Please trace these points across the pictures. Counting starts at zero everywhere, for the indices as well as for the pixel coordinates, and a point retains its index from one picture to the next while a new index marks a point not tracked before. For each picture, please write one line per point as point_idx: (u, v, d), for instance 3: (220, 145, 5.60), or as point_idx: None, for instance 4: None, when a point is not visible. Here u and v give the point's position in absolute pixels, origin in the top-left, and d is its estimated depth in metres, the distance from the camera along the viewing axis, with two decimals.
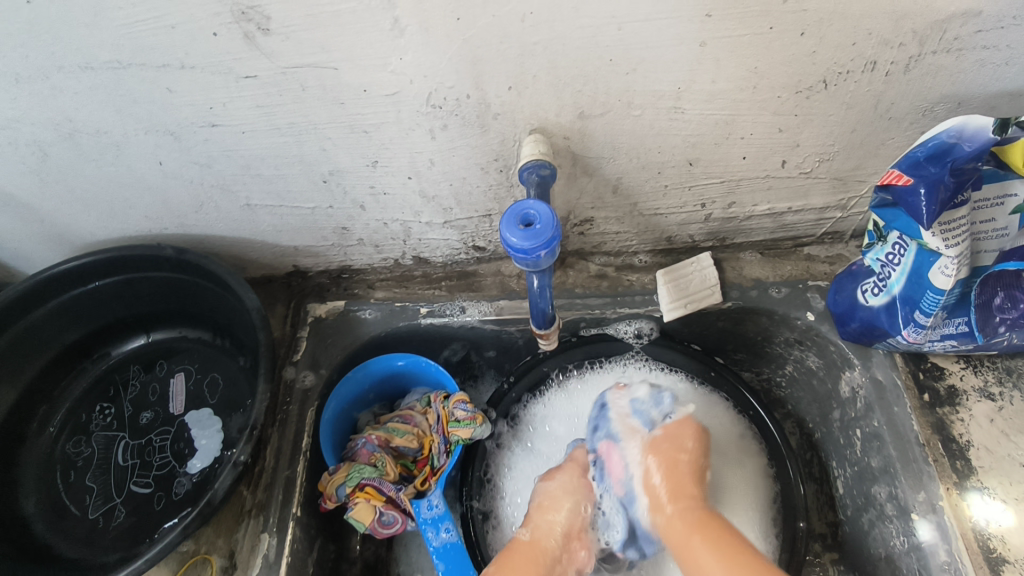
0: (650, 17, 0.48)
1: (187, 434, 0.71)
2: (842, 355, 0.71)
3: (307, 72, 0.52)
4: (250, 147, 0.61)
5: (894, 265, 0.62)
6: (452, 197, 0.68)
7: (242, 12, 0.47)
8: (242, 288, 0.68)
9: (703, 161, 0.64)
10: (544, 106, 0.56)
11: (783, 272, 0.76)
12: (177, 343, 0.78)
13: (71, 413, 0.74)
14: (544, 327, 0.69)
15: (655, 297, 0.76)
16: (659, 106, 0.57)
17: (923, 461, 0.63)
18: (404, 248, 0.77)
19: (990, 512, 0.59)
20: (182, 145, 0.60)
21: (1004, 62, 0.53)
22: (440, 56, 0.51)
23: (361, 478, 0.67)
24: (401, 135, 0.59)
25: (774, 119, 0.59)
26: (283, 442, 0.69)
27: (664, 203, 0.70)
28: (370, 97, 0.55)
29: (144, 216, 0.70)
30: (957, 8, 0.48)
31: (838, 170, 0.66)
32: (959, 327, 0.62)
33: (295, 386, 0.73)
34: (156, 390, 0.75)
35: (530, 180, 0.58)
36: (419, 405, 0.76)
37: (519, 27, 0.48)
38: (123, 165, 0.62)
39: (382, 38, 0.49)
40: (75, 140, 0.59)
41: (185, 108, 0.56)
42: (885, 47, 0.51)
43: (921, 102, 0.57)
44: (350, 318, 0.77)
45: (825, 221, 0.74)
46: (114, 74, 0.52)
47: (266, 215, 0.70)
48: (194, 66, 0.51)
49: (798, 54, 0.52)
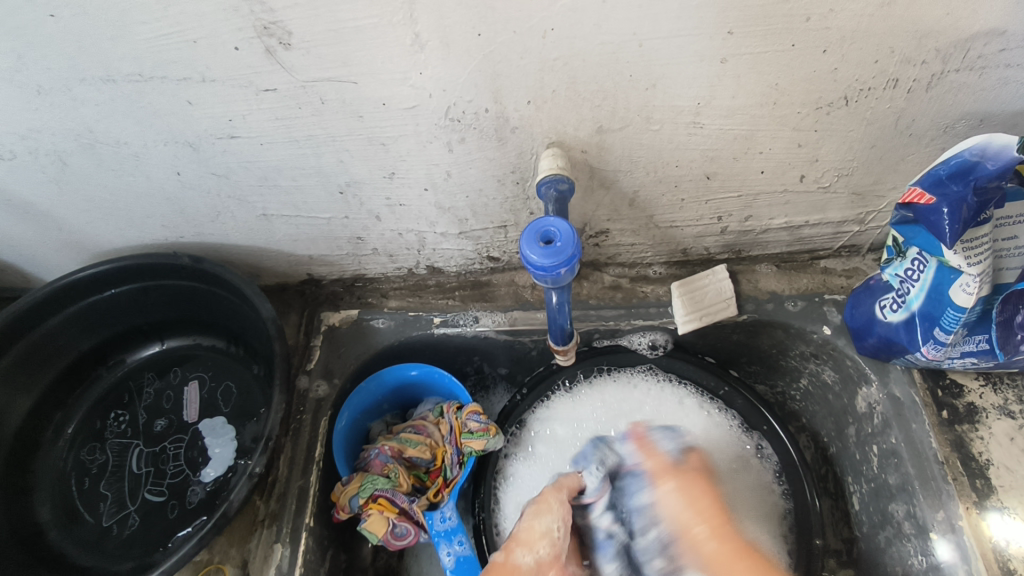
0: (672, 34, 0.48)
1: (201, 442, 0.72)
2: (858, 369, 0.71)
3: (326, 86, 0.52)
4: (268, 158, 0.61)
5: (913, 281, 0.61)
6: (468, 208, 0.68)
7: (265, 28, 0.47)
8: (258, 299, 0.68)
9: (721, 175, 0.64)
10: (562, 120, 0.56)
11: (800, 285, 0.76)
12: (191, 351, 0.78)
13: (85, 420, 0.74)
14: (562, 343, 0.69)
15: (669, 309, 0.76)
16: (679, 120, 0.56)
17: (941, 479, 0.62)
18: (418, 258, 0.77)
19: (1011, 532, 0.58)
20: (201, 156, 0.60)
21: None
22: (460, 71, 0.51)
23: (374, 489, 0.67)
24: (418, 147, 0.59)
25: (793, 134, 0.58)
26: (297, 452, 0.69)
27: (680, 216, 0.70)
28: (389, 110, 0.55)
29: (160, 225, 0.70)
30: (982, 26, 0.47)
31: (857, 185, 0.65)
32: (979, 345, 0.61)
33: (308, 396, 0.73)
34: (170, 397, 0.75)
35: (548, 194, 0.58)
36: (432, 415, 0.76)
37: (540, 43, 0.48)
38: (141, 174, 0.63)
39: (402, 53, 0.49)
40: (94, 150, 0.59)
41: (205, 120, 0.56)
42: (908, 64, 0.51)
43: (943, 118, 0.57)
44: (364, 327, 0.77)
45: (842, 235, 0.74)
46: (135, 86, 0.52)
47: (282, 225, 0.70)
48: (215, 79, 0.51)
49: (820, 70, 0.51)
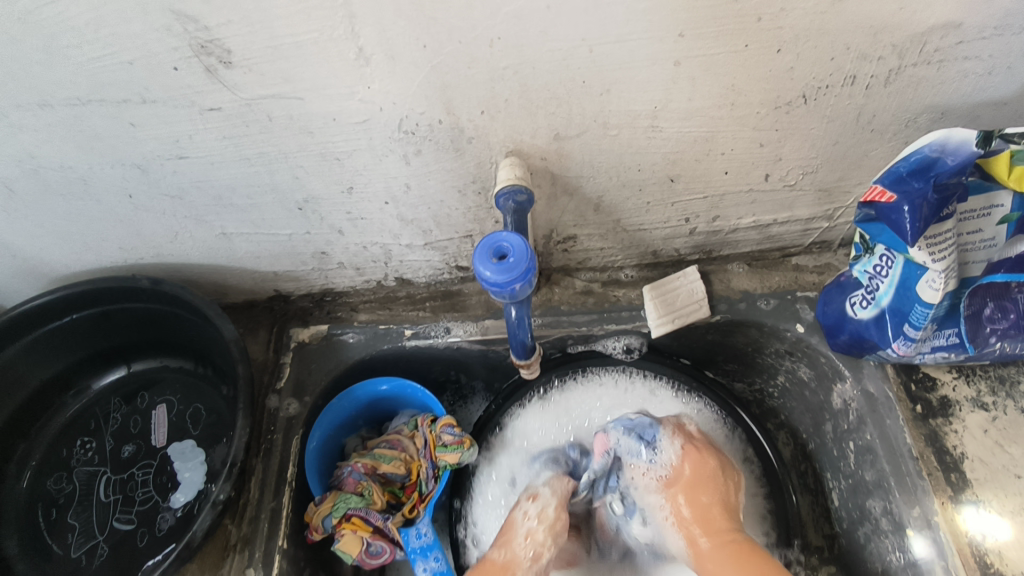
0: (622, 39, 0.47)
1: (170, 467, 0.70)
2: (832, 366, 0.71)
3: (272, 103, 0.51)
4: (221, 177, 0.59)
5: (882, 277, 0.61)
6: (431, 219, 0.67)
7: (202, 46, 0.45)
8: (221, 319, 0.67)
9: (684, 177, 0.63)
10: (519, 129, 0.55)
11: (772, 283, 0.75)
12: (158, 373, 0.77)
13: (51, 449, 0.73)
14: (524, 358, 0.68)
15: (642, 313, 0.75)
16: (636, 125, 0.55)
17: (916, 475, 0.62)
18: (386, 270, 0.76)
19: (986, 526, 0.58)
20: (151, 177, 0.59)
21: (987, 72, 0.52)
22: (408, 83, 0.50)
23: (347, 508, 0.66)
24: (374, 161, 0.58)
25: (754, 134, 0.58)
26: (268, 473, 0.68)
27: (647, 219, 0.69)
28: (339, 125, 0.53)
29: (118, 247, 0.69)
30: (936, 20, 0.47)
31: (823, 182, 0.65)
32: (949, 339, 0.61)
33: (279, 415, 0.71)
34: (137, 422, 0.74)
35: (506, 206, 0.57)
36: (406, 429, 0.75)
37: (487, 53, 0.47)
38: (92, 198, 0.61)
39: (347, 68, 0.48)
40: (39, 176, 0.58)
41: (150, 141, 0.54)
42: (864, 60, 0.50)
43: (904, 113, 0.56)
44: (333, 343, 0.76)
45: (811, 231, 0.73)
46: (73, 110, 0.51)
47: (242, 243, 0.69)
48: (155, 100, 0.50)
49: (775, 70, 0.51)
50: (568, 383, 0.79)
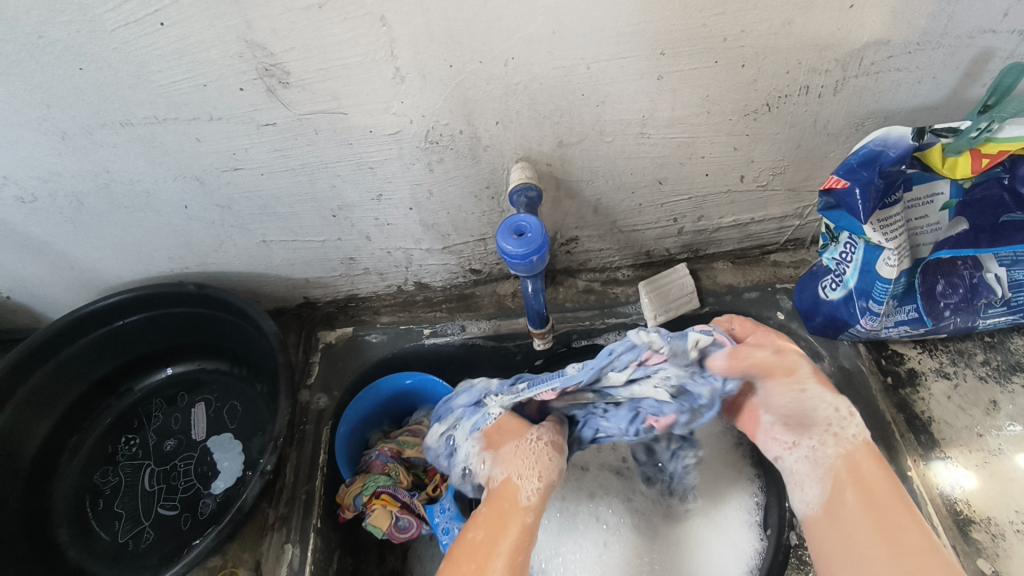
0: (613, 57, 0.57)
1: (210, 458, 0.76)
2: (812, 348, 0.78)
3: (320, 118, 0.60)
4: (268, 187, 0.68)
5: (848, 262, 0.69)
6: (449, 224, 0.75)
7: (266, 70, 0.55)
8: (260, 316, 0.74)
9: (671, 180, 0.72)
10: (528, 137, 0.64)
11: (753, 277, 0.84)
12: (197, 376, 0.84)
13: (97, 446, 0.78)
14: (540, 326, 0.75)
15: (639, 307, 0.83)
16: (628, 132, 0.65)
17: (889, 437, 0.69)
18: (406, 275, 0.84)
19: (954, 478, 0.65)
20: (207, 189, 0.67)
21: (917, 81, 0.62)
22: (435, 99, 0.59)
23: (377, 486, 0.71)
24: (402, 169, 0.67)
25: (728, 139, 0.67)
26: (302, 459, 0.74)
27: (640, 220, 0.78)
28: (375, 136, 0.62)
29: (167, 257, 0.77)
30: (869, 38, 0.57)
31: (791, 182, 0.75)
32: (910, 314, 0.70)
33: (310, 407, 0.78)
34: (178, 419, 0.80)
35: (518, 202, 0.65)
36: (426, 420, 0.82)
37: (503, 71, 0.57)
38: (152, 210, 0.69)
39: (385, 86, 0.57)
40: (109, 189, 0.66)
41: (211, 155, 0.63)
42: (814, 73, 0.60)
43: (852, 118, 0.66)
44: (358, 342, 0.84)
45: (786, 229, 0.83)
46: (150, 128, 0.59)
47: (280, 250, 0.77)
48: (221, 117, 0.59)
49: (742, 82, 0.60)
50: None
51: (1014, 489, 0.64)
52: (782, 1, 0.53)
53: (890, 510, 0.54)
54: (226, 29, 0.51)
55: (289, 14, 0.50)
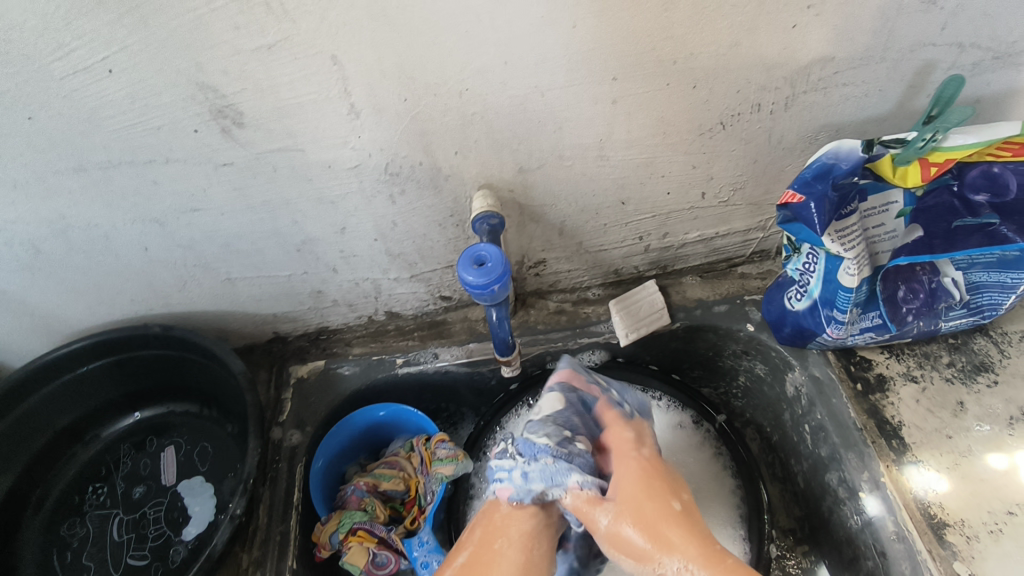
0: (567, 84, 0.57)
1: (181, 503, 0.74)
2: (782, 358, 0.79)
3: (277, 156, 0.60)
4: (229, 226, 0.67)
5: (811, 272, 0.70)
6: (415, 253, 0.75)
7: (219, 111, 0.54)
8: (228, 355, 0.73)
9: (633, 200, 0.73)
10: (488, 165, 0.64)
11: (721, 290, 0.84)
12: (166, 419, 0.82)
13: (63, 497, 0.76)
14: (506, 354, 0.75)
15: (611, 326, 0.83)
16: (587, 155, 0.65)
17: (862, 443, 0.70)
18: (376, 305, 0.83)
19: (927, 481, 0.65)
20: (166, 230, 0.66)
21: (864, 94, 0.64)
22: (393, 131, 0.59)
23: (353, 522, 0.70)
24: (364, 202, 0.67)
25: (686, 157, 0.68)
26: (275, 499, 0.72)
27: (606, 240, 0.79)
28: (334, 171, 0.62)
29: (130, 299, 0.75)
30: (814, 55, 0.58)
31: (751, 196, 0.76)
32: (874, 321, 0.70)
33: (283, 445, 0.76)
34: (147, 465, 0.78)
35: (481, 230, 0.65)
36: (403, 451, 0.80)
37: (458, 101, 0.57)
38: (112, 254, 0.68)
39: (341, 121, 0.57)
40: (66, 235, 0.65)
41: (169, 196, 0.62)
42: (764, 91, 0.61)
43: (805, 132, 0.67)
44: (330, 375, 0.82)
45: (750, 241, 0.84)
46: (104, 173, 0.59)
47: (246, 287, 0.76)
48: (177, 159, 0.58)
49: (695, 103, 0.62)
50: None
51: (986, 489, 0.64)
52: (727, 24, 0.54)
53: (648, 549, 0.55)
54: (176, 73, 0.51)
55: (240, 55, 0.50)
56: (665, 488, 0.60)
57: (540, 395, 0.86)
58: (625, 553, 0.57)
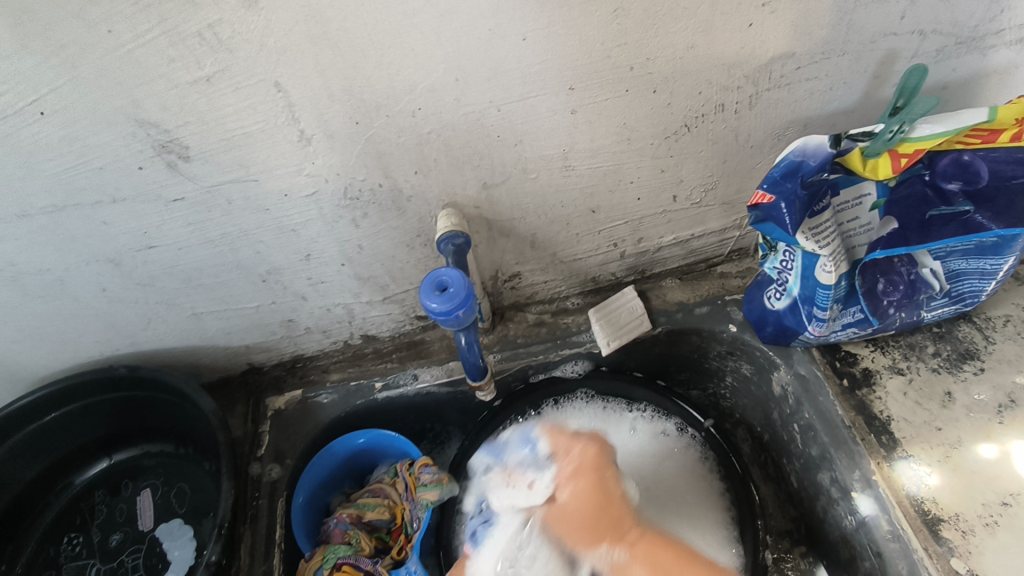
0: (523, 97, 0.56)
1: (159, 548, 0.72)
2: (766, 357, 0.78)
3: (230, 187, 0.58)
4: (188, 261, 0.65)
5: (789, 270, 0.68)
6: (386, 275, 0.73)
7: (163, 146, 0.53)
8: (198, 394, 0.70)
9: (604, 208, 0.72)
10: (450, 183, 0.63)
11: (702, 291, 0.83)
12: (141, 461, 0.80)
13: (39, 549, 0.74)
14: (478, 379, 0.72)
15: (592, 335, 0.82)
16: (552, 166, 0.64)
17: (851, 441, 0.68)
18: (351, 329, 0.81)
19: (918, 476, 0.64)
20: (123, 270, 0.64)
21: (830, 87, 0.62)
22: (348, 156, 0.57)
23: (337, 558, 0.69)
24: (327, 228, 0.65)
25: (654, 162, 0.67)
26: (257, 538, 0.70)
27: (580, 249, 0.77)
28: (291, 200, 0.60)
29: (93, 341, 0.73)
30: (775, 52, 0.57)
31: (724, 196, 0.74)
32: (856, 315, 0.69)
33: (262, 481, 0.74)
34: (123, 510, 0.76)
35: (447, 250, 0.63)
36: (387, 477, 0.79)
37: (412, 122, 0.55)
38: (68, 297, 0.66)
39: (293, 148, 0.55)
40: (18, 282, 0.62)
41: (121, 236, 0.60)
42: (726, 90, 0.60)
43: (773, 129, 0.66)
44: (308, 405, 0.80)
45: (728, 240, 0.83)
46: (50, 217, 0.57)
47: (213, 320, 0.74)
48: (125, 198, 0.56)
49: (657, 107, 0.60)
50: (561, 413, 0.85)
51: (978, 481, 0.63)
52: (681, 26, 0.53)
53: (652, 556, 0.51)
54: (112, 111, 0.49)
55: (177, 89, 0.48)
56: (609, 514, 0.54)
57: (528, 411, 0.84)
58: (567, 511, 0.56)
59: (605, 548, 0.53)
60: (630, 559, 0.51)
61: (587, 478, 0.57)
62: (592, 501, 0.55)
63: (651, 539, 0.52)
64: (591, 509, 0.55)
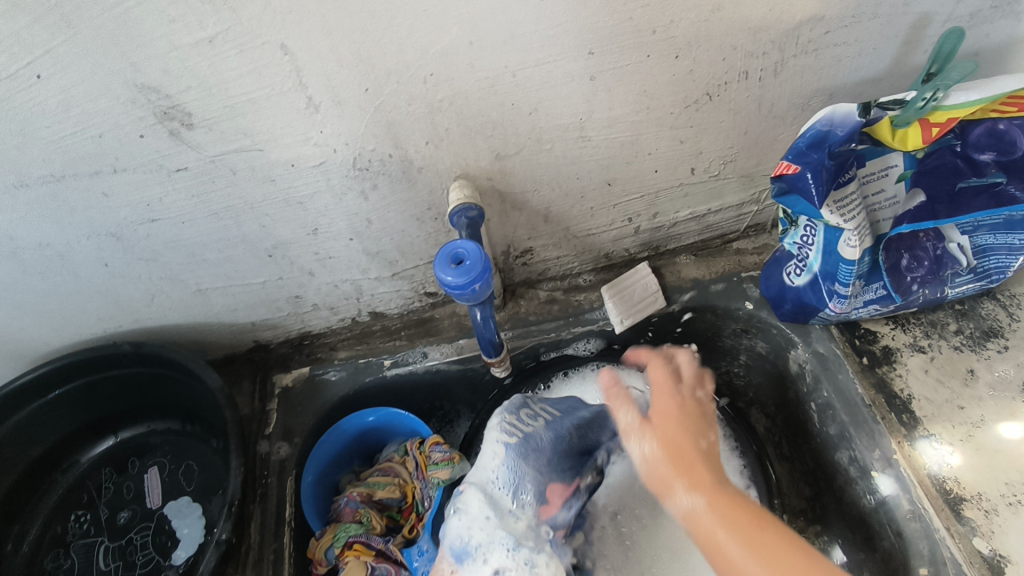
0: (541, 62, 0.53)
1: (168, 526, 0.71)
2: (784, 335, 0.76)
3: (235, 157, 0.55)
4: (192, 235, 0.63)
5: (810, 245, 0.66)
6: (395, 250, 0.71)
7: (165, 113, 0.50)
8: (205, 371, 0.69)
9: (620, 180, 0.69)
10: (462, 153, 0.61)
11: (718, 268, 0.81)
12: (148, 439, 0.79)
13: (46, 527, 0.73)
14: (495, 355, 0.71)
15: (605, 312, 0.80)
16: (567, 137, 0.62)
17: (872, 420, 0.67)
18: (359, 306, 0.79)
19: (940, 456, 0.63)
20: (125, 244, 0.62)
21: (858, 54, 0.60)
22: (357, 124, 0.55)
23: (348, 536, 0.67)
24: (335, 201, 0.63)
25: (673, 132, 0.64)
26: (267, 516, 0.69)
27: (594, 223, 0.75)
28: (298, 170, 0.58)
29: (96, 318, 0.71)
30: (803, 15, 0.54)
31: (743, 168, 0.72)
32: (878, 292, 0.67)
33: (270, 459, 0.73)
34: (131, 488, 0.75)
35: (459, 223, 0.61)
36: (397, 456, 0.78)
37: (424, 88, 0.53)
38: (69, 272, 0.64)
39: (300, 116, 0.53)
40: (18, 256, 0.61)
41: (123, 209, 0.58)
42: (751, 56, 0.58)
43: (797, 98, 0.64)
44: (315, 382, 0.79)
45: (745, 216, 0.81)
46: (48, 188, 0.54)
47: (218, 297, 0.72)
48: (126, 168, 0.54)
49: (678, 74, 0.58)
50: (569, 384, 0.84)
51: (1002, 461, 0.61)
52: None
53: (734, 515, 0.48)
54: (111, 74, 0.47)
55: (179, 51, 0.46)
56: (694, 464, 0.52)
57: (536, 386, 0.84)
58: (650, 462, 0.54)
59: (682, 494, 0.50)
60: (704, 508, 0.49)
61: (670, 424, 0.55)
62: (675, 441, 0.54)
63: (730, 494, 0.49)
64: (680, 446, 0.54)
